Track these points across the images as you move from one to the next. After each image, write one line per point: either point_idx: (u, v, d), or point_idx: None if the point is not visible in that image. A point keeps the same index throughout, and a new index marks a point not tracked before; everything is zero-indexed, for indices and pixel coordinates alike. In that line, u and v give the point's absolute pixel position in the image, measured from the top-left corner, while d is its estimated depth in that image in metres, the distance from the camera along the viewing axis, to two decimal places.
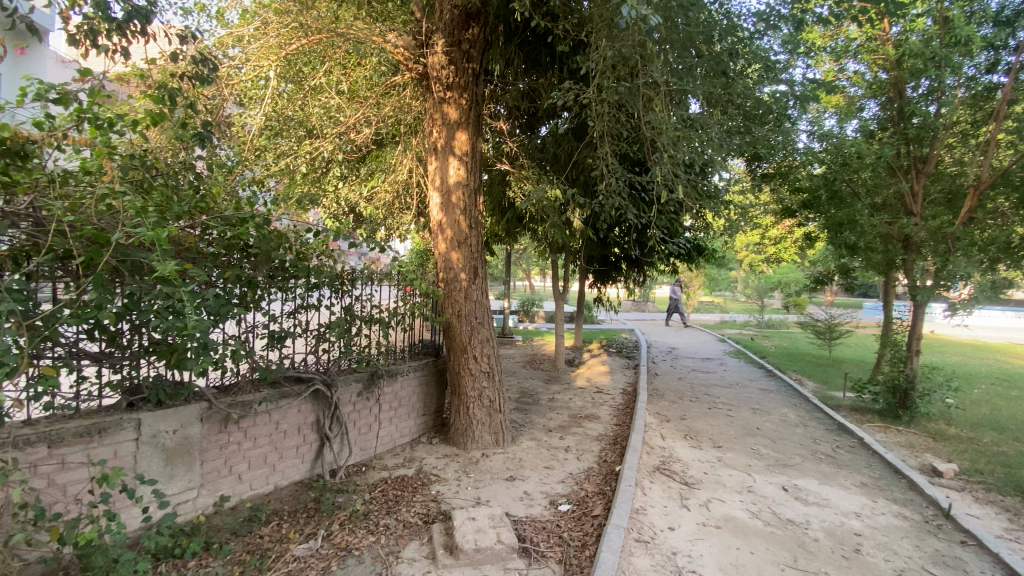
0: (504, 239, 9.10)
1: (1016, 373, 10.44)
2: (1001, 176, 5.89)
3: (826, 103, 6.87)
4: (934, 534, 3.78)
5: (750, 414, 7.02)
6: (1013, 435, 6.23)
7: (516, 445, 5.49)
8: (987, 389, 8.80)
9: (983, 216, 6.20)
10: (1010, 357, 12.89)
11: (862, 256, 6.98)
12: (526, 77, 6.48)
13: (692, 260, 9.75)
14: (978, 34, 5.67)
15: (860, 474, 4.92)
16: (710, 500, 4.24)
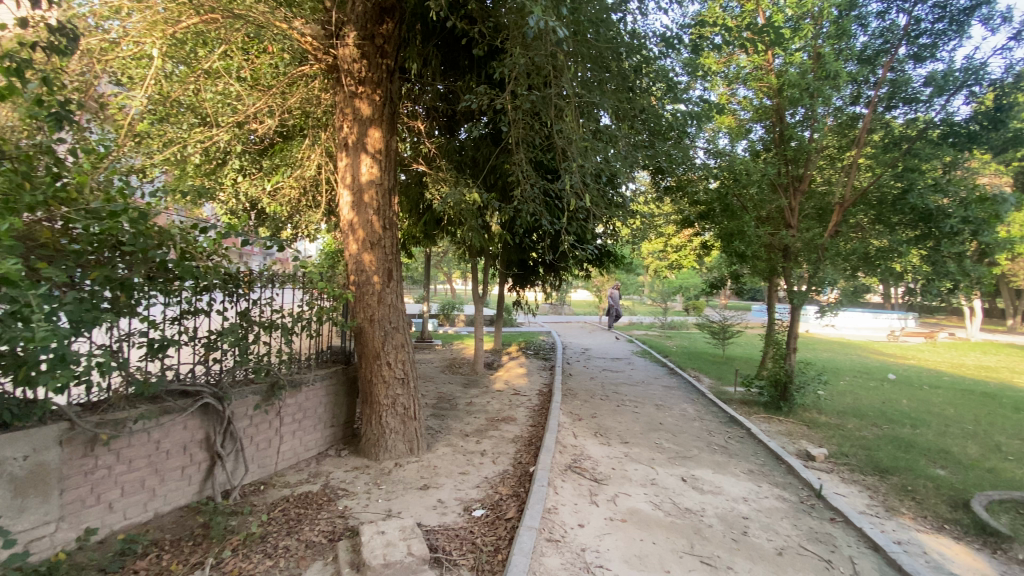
0: (422, 241, 8.93)
1: (871, 366, 12.09)
2: (861, 195, 6.85)
3: (721, 124, 7.49)
4: (808, 513, 4.22)
5: (655, 410, 7.46)
6: (869, 421, 7.19)
7: (431, 452, 5.37)
8: (850, 380, 10.10)
9: (846, 230, 7.12)
10: (867, 352, 14.90)
11: (750, 263, 7.72)
12: (444, 79, 6.44)
13: (604, 264, 10.20)
14: (845, 70, 6.48)
15: (747, 461, 5.41)
16: (617, 495, 4.43)
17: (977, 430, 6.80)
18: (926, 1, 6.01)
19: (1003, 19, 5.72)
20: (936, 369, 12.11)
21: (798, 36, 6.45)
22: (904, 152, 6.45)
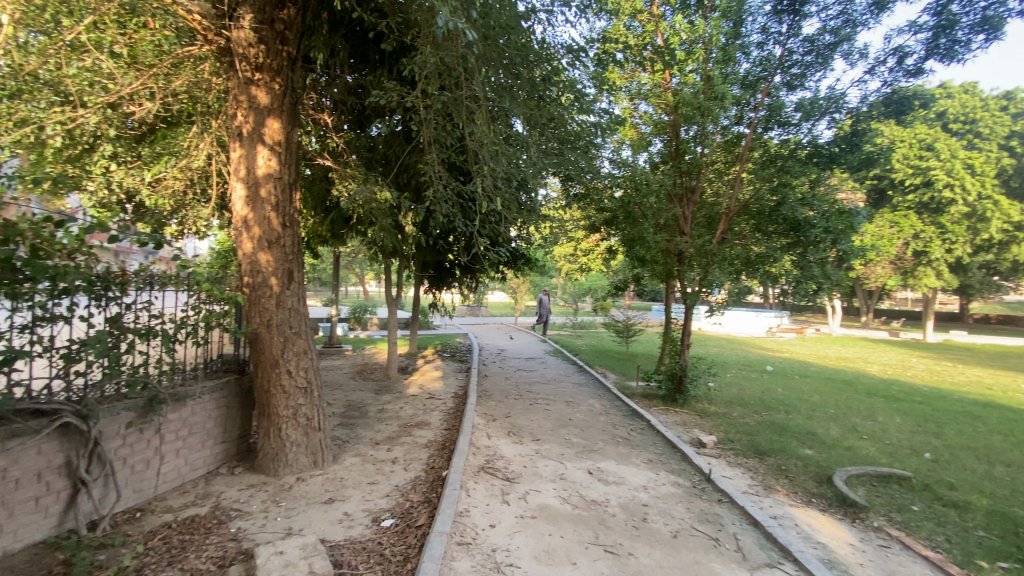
0: (329, 240, 8.51)
1: (752, 359, 13.50)
2: (743, 206, 7.63)
3: (625, 135, 7.92)
4: (700, 496, 4.60)
5: (565, 407, 7.74)
6: (751, 409, 8.00)
7: (337, 463, 5.12)
8: (735, 373, 11.20)
9: (731, 237, 7.88)
10: (752, 347, 16.58)
11: (650, 267, 8.28)
12: (351, 71, 6.21)
13: (518, 266, 10.39)
14: (731, 92, 7.13)
15: (647, 452, 5.78)
16: (528, 492, 4.52)
17: (836, 413, 7.83)
18: (797, 35, 6.83)
19: (859, 55, 6.66)
20: (806, 361, 13.77)
21: (691, 57, 6.99)
22: (780, 168, 7.30)
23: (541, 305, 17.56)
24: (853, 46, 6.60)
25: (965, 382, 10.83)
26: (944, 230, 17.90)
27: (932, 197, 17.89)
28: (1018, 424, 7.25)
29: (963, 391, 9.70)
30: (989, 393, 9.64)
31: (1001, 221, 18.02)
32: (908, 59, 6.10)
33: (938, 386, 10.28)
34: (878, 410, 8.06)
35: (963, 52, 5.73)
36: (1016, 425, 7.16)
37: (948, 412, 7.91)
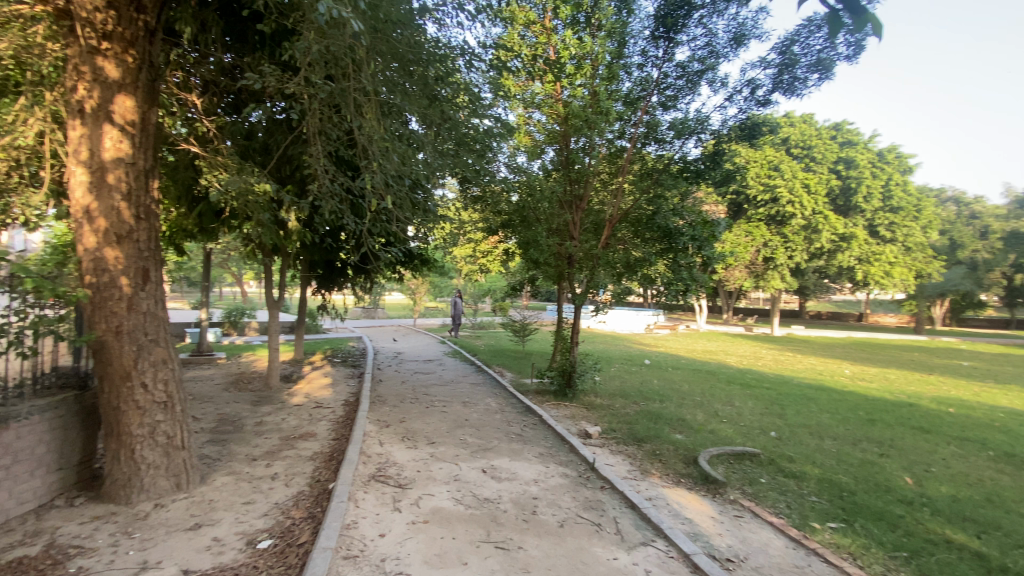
0: (199, 235, 7.65)
1: (635, 354, 14.64)
2: (625, 214, 8.25)
3: (519, 142, 8.16)
4: (585, 485, 4.87)
5: (461, 408, 7.74)
6: (632, 400, 8.68)
7: (207, 484, 4.61)
8: (619, 367, 12.06)
9: (615, 241, 8.48)
10: (635, 343, 17.97)
11: (543, 268, 8.61)
12: (225, 51, 5.66)
13: (414, 267, 10.19)
14: (614, 108, 7.64)
15: (539, 446, 6.00)
16: (420, 497, 4.44)
17: (702, 400, 8.78)
18: (671, 61, 7.54)
19: (721, 83, 7.51)
20: (680, 354, 15.26)
21: (579, 73, 7.49)
22: (655, 181, 7.97)
23: (456, 305, 17.01)
24: (716, 75, 7.43)
25: (802, 369, 12.75)
26: (787, 239, 20.95)
27: (777, 211, 21.04)
28: (839, 402, 8.71)
29: (799, 377, 11.41)
30: (819, 378, 11.45)
31: (831, 233, 20.89)
32: (759, 90, 7.02)
33: (782, 374, 11.98)
34: (736, 396, 9.18)
35: (799, 87, 6.73)
36: (837, 404, 8.58)
37: (789, 395, 9.25)
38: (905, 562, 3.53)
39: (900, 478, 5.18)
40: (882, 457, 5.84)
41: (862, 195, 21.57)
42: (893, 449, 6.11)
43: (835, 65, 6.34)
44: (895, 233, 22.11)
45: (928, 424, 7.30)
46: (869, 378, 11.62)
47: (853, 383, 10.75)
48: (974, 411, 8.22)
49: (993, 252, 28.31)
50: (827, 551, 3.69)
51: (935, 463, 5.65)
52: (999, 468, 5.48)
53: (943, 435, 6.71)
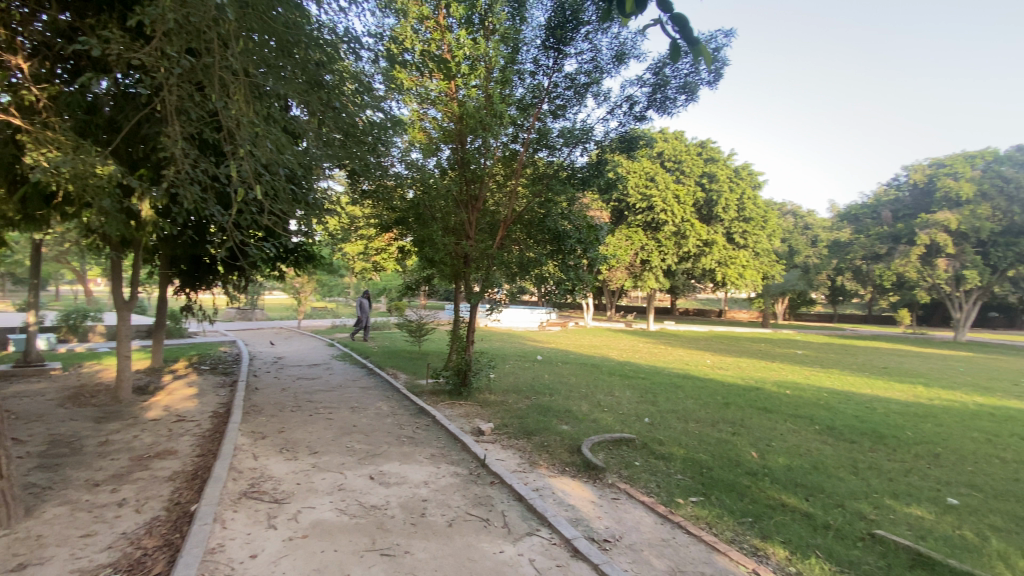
0: (21, 221, 6.39)
1: (528, 351, 15.13)
2: (518, 216, 8.49)
3: (413, 138, 7.94)
4: (475, 482, 4.93)
5: (349, 413, 7.38)
6: (524, 395, 8.95)
7: (29, 519, 3.86)
8: (513, 364, 12.38)
9: (509, 242, 8.65)
10: (527, 341, 18.56)
11: (438, 267, 8.53)
12: (58, 7, 4.80)
13: (298, 265, 9.50)
14: (508, 112, 7.77)
15: (430, 447, 5.93)
16: (300, 511, 4.15)
17: (587, 392, 9.34)
18: (560, 72, 7.90)
19: (604, 97, 8.03)
20: (568, 350, 16.08)
21: (473, 74, 7.42)
22: (545, 185, 8.26)
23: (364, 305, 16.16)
24: (600, 89, 7.93)
25: (673, 361, 14.13)
26: (661, 244, 23.15)
27: (653, 218, 23.21)
28: (702, 389, 9.80)
29: (671, 368, 12.64)
30: (686, 367, 12.77)
31: (696, 239, 23.39)
32: (636, 106, 7.61)
33: (656, 365, 13.17)
34: (617, 387, 9.90)
35: (669, 106, 7.42)
36: (700, 390, 9.65)
37: (661, 384, 10.19)
38: (749, 525, 4.06)
39: (748, 453, 5.96)
40: (734, 436, 6.67)
41: (721, 207, 24.41)
42: (742, 428, 7.01)
43: (699, 89, 7.10)
44: (747, 240, 25.31)
45: (770, 404, 8.50)
46: (726, 366, 13.23)
47: (714, 371, 12.16)
48: (804, 392, 9.74)
49: (818, 258, 33.84)
50: (689, 523, 4.12)
51: (774, 438, 6.59)
52: (820, 439, 6.56)
53: (780, 414, 7.85)
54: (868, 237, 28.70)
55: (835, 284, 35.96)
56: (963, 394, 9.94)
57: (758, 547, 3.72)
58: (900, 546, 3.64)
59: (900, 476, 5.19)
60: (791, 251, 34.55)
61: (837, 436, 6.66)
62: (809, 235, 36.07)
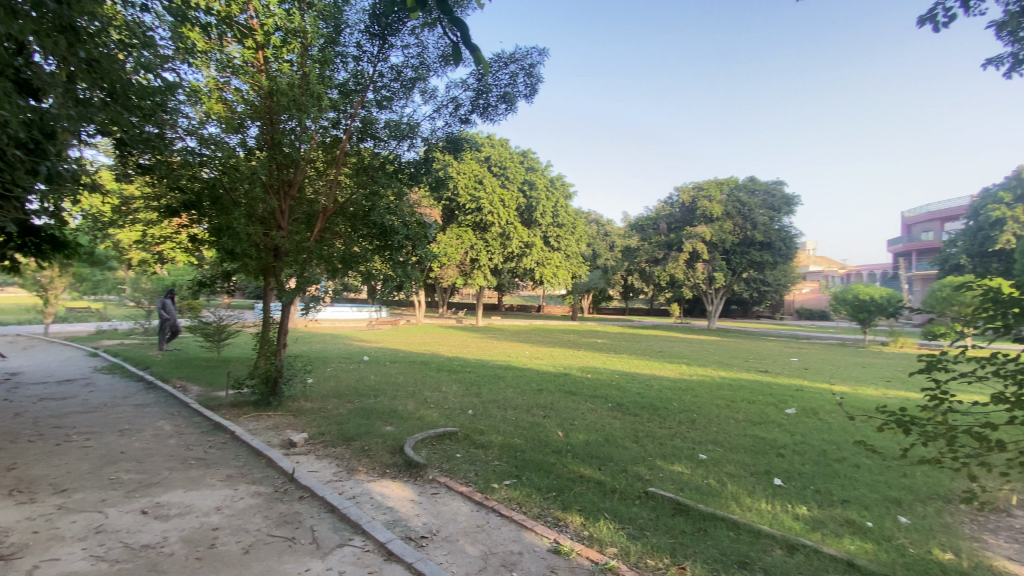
0: None
1: (352, 351, 14.40)
2: (340, 208, 7.96)
3: (209, 109, 6.72)
4: (281, 500, 4.48)
5: (116, 438, 6.03)
6: (345, 398, 8.47)
7: None
8: (335, 366, 11.64)
9: (329, 236, 8.07)
10: (352, 340, 17.65)
11: (241, 262, 7.51)
12: None
13: (39, 253, 7.38)
14: (328, 95, 7.13)
15: (226, 468, 5.20)
16: (33, 567, 3.23)
17: (413, 389, 9.28)
18: (385, 62, 7.65)
19: (431, 95, 8.03)
20: (396, 348, 15.77)
21: (285, 47, 6.81)
22: (370, 177, 7.88)
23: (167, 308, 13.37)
24: (427, 86, 7.87)
25: (496, 354, 14.95)
26: (487, 244, 24.35)
27: (480, 219, 24.10)
28: (520, 378, 10.56)
29: (494, 360, 13.36)
30: (508, 359, 13.62)
31: (519, 241, 25.02)
32: (461, 108, 7.78)
33: (481, 358, 13.77)
34: (442, 382, 10.06)
35: (492, 113, 7.75)
36: (519, 380, 10.40)
37: (484, 376, 10.70)
38: (553, 500, 4.49)
39: (556, 433, 6.62)
40: (545, 418, 7.35)
41: (539, 212, 26.48)
42: (552, 411, 7.77)
43: (518, 100, 7.57)
44: (561, 244, 27.99)
45: (575, 388, 9.61)
46: (542, 356, 14.50)
47: (531, 361, 13.24)
48: (602, 375, 11.26)
49: (617, 260, 39.46)
50: (501, 506, 4.37)
51: (578, 417, 7.46)
52: (613, 415, 7.63)
53: (583, 395, 8.93)
54: (652, 243, 34.37)
55: (629, 283, 42.29)
56: (712, 370, 12.62)
57: (559, 518, 4.12)
58: (665, 498, 4.42)
59: (668, 440, 6.33)
60: (596, 254, 39.49)
61: (625, 411, 7.84)
62: (610, 240, 41.78)
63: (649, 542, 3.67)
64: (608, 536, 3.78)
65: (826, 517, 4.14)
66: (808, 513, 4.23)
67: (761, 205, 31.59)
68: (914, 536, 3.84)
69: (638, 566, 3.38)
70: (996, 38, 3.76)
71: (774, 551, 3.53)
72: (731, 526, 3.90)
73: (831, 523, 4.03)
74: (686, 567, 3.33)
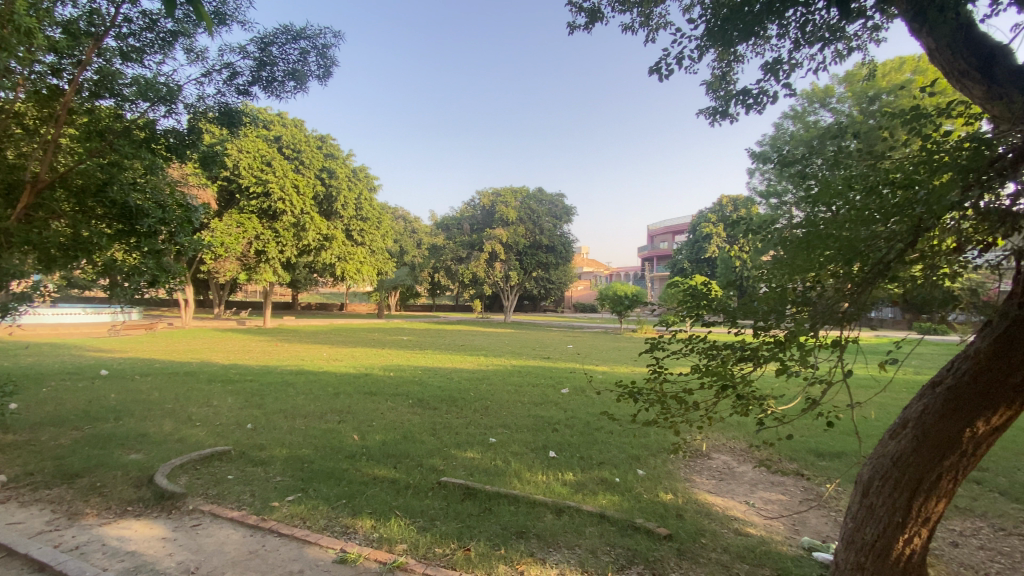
0: None
1: (84, 364, 11.28)
2: (60, 178, 5.91)
3: None
4: None
5: None
6: (68, 426, 6.58)
7: None
8: (54, 385, 8.95)
9: (40, 214, 6.00)
10: (86, 349, 13.88)
11: None
12: None
13: None
14: (43, 30, 5.14)
15: None
16: None
17: (174, 406, 7.75)
18: (130, 4, 6.14)
19: (198, 55, 6.76)
20: (152, 357, 12.96)
21: None
22: (107, 144, 6.00)
23: None
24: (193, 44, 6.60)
25: (287, 357, 13.53)
26: (278, 234, 21.84)
27: (269, 206, 21.41)
28: (314, 382, 9.76)
29: (284, 365, 12.06)
30: (301, 362, 12.47)
31: (315, 233, 23.04)
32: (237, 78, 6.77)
33: (267, 363, 12.30)
34: (215, 394, 8.65)
35: (277, 88, 6.93)
36: (312, 384, 9.60)
37: (270, 384, 9.59)
38: (343, 507, 4.25)
39: (350, 437, 6.30)
40: (340, 423, 6.94)
41: (339, 203, 24.49)
42: (348, 414, 7.38)
43: (309, 80, 6.95)
44: (365, 238, 26.58)
45: (374, 388, 9.32)
46: (340, 357, 13.68)
47: (327, 363, 12.37)
48: (403, 372, 11.17)
49: (422, 258, 39.75)
50: (282, 524, 3.96)
51: (376, 418, 7.24)
52: (412, 411, 7.63)
53: (383, 395, 8.72)
54: (456, 242, 35.54)
55: (434, 280, 42.96)
56: (505, 360, 13.68)
57: (348, 525, 3.93)
58: (455, 485, 4.61)
59: (463, 429, 6.61)
60: (402, 250, 39.17)
61: (424, 406, 7.92)
62: (415, 237, 41.81)
63: (438, 532, 3.76)
64: (399, 533, 3.76)
65: (588, 479, 4.86)
66: (573, 478, 4.91)
67: (548, 212, 35.63)
68: (649, 484, 4.78)
69: (426, 557, 3.43)
70: (705, 94, 4.95)
71: (546, 516, 4.00)
72: (512, 501, 4.28)
73: (592, 483, 4.76)
74: (470, 548, 3.51)
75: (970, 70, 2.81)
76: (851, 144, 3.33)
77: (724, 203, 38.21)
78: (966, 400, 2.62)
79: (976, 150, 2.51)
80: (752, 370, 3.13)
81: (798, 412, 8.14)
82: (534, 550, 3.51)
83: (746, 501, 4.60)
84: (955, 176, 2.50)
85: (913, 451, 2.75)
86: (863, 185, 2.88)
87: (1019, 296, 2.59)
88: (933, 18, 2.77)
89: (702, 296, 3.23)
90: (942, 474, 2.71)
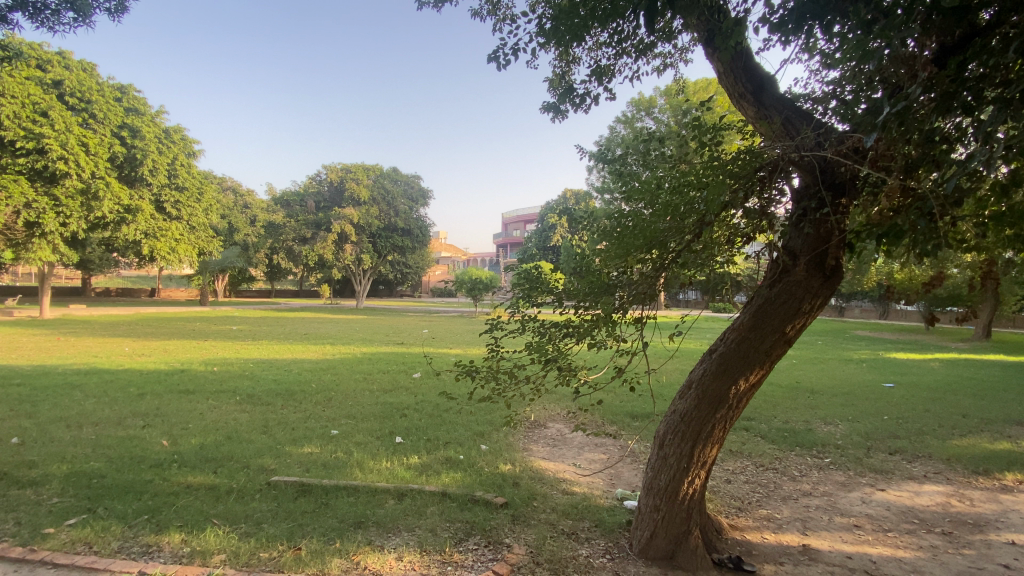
0: None
1: None
2: None
3: None
4: None
5: None
6: None
7: None
8: None
9: None
10: None
11: None
12: None
13: None
14: None
15: None
16: None
17: None
18: None
19: None
20: None
21: None
22: None
23: None
24: None
25: (71, 355, 11.00)
26: (58, 202, 17.46)
27: (44, 166, 17.00)
28: (109, 383, 8.16)
29: (67, 364, 9.83)
30: (91, 360, 10.29)
31: (113, 203, 19.02)
32: None
33: (41, 363, 9.89)
34: None
35: (49, 19, 5.50)
36: (108, 385, 8.04)
37: (46, 387, 7.76)
38: (143, 524, 3.64)
39: (158, 443, 5.42)
40: (144, 429, 5.91)
41: (146, 168, 20.43)
42: (157, 418, 6.34)
43: (97, 13, 5.62)
44: (180, 211, 23.00)
45: (192, 385, 8.14)
46: (148, 351, 11.63)
47: (130, 360, 10.42)
48: (230, 366, 9.92)
49: (258, 237, 35.65)
50: (58, 553, 3.23)
51: (192, 419, 6.33)
52: (240, 408, 6.84)
53: (202, 392, 7.66)
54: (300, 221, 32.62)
55: (275, 262, 39.04)
56: (353, 347, 13.05)
57: (150, 544, 3.39)
58: (287, 485, 4.26)
59: (300, 424, 6.15)
60: (233, 228, 34.69)
61: (254, 402, 7.16)
62: (248, 213, 37.16)
63: (266, 536, 3.45)
64: (215, 544, 3.35)
65: (433, 460, 4.91)
66: (417, 460, 4.92)
67: (403, 195, 34.66)
68: (490, 458, 5.02)
69: (249, 564, 3.14)
70: (548, 91, 5.24)
71: (387, 502, 3.95)
72: (351, 492, 4.13)
73: (436, 464, 4.81)
74: (301, 547, 3.30)
75: (746, 93, 3.40)
76: (666, 148, 3.50)
77: (568, 197, 41.23)
78: (732, 365, 3.22)
79: (747, 160, 2.96)
80: (575, 346, 3.43)
81: (608, 379, 9.43)
82: (371, 538, 3.44)
83: (574, 462, 5.10)
84: (730, 180, 2.95)
85: (695, 408, 3.32)
86: (671, 184, 3.20)
87: (768, 280, 3.23)
88: (718, 45, 3.22)
89: (537, 280, 3.42)
90: (714, 424, 3.31)
